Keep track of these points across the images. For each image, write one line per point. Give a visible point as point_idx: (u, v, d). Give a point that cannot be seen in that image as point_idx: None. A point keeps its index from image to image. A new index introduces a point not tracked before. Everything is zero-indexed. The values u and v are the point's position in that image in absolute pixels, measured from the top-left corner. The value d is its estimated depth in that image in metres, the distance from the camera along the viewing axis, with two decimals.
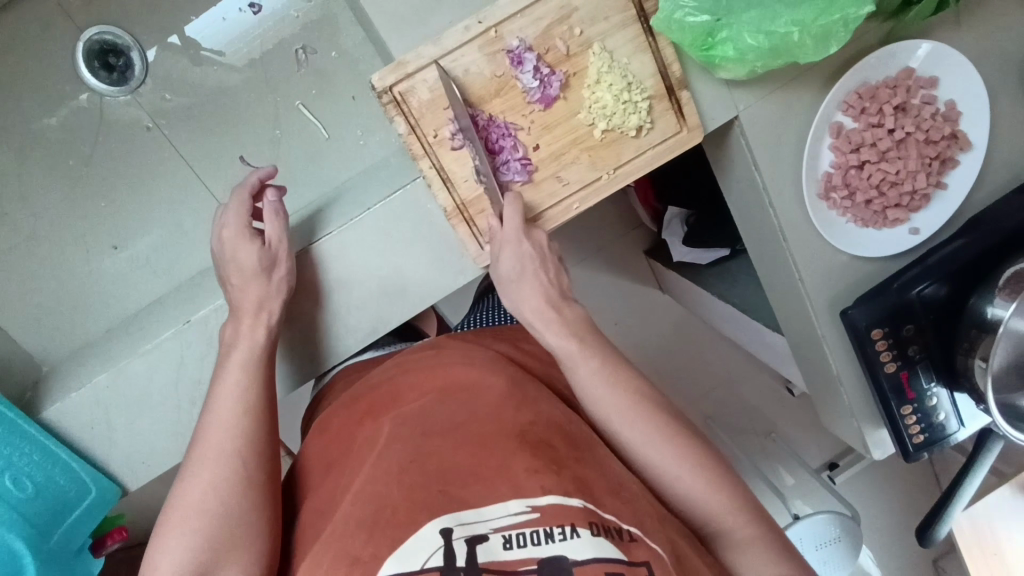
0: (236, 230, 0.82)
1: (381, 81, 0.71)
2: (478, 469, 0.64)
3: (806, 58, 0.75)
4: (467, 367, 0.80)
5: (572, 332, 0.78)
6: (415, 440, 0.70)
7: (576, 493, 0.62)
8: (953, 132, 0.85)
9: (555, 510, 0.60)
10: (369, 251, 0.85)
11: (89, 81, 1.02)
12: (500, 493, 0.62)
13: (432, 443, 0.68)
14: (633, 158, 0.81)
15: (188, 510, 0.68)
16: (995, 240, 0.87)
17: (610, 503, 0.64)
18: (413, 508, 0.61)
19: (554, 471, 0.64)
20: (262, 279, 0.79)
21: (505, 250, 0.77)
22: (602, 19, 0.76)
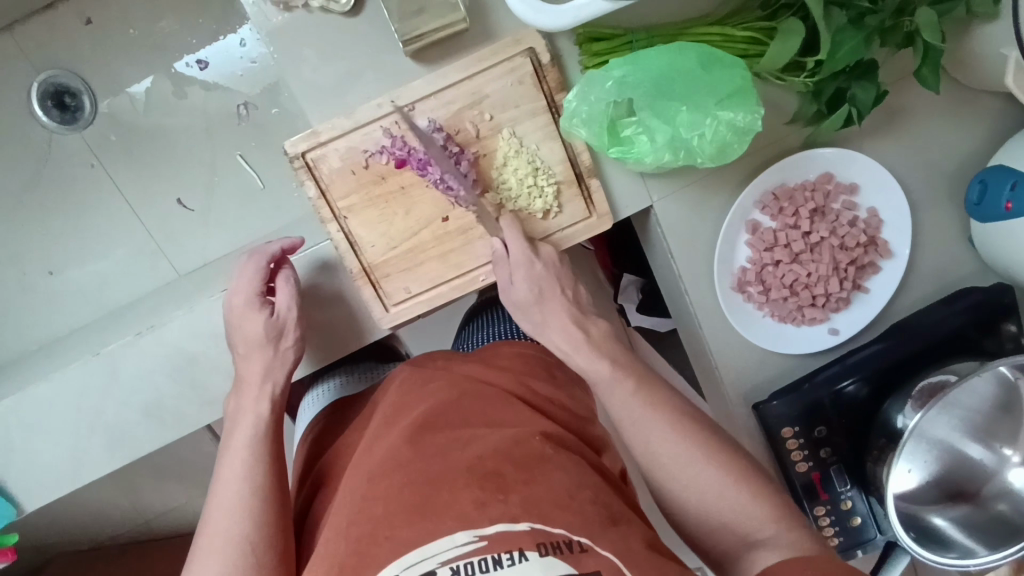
0: (247, 296, 0.72)
1: (287, 145, 0.65)
2: (422, 509, 0.55)
3: (704, 164, 0.67)
4: (427, 390, 0.71)
5: (603, 353, 0.71)
6: (360, 487, 0.61)
7: (523, 516, 0.53)
8: (873, 238, 0.80)
9: (501, 535, 0.51)
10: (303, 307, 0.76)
11: (44, 117, 0.79)
12: (445, 530, 0.52)
13: (379, 484, 0.59)
14: (541, 239, 0.74)
15: (218, 539, 0.64)
16: (916, 346, 0.81)
17: (561, 519, 0.54)
18: (365, 563, 0.53)
19: (501, 498, 0.55)
20: (267, 350, 0.71)
21: (516, 275, 0.71)
22: (512, 107, 0.69)
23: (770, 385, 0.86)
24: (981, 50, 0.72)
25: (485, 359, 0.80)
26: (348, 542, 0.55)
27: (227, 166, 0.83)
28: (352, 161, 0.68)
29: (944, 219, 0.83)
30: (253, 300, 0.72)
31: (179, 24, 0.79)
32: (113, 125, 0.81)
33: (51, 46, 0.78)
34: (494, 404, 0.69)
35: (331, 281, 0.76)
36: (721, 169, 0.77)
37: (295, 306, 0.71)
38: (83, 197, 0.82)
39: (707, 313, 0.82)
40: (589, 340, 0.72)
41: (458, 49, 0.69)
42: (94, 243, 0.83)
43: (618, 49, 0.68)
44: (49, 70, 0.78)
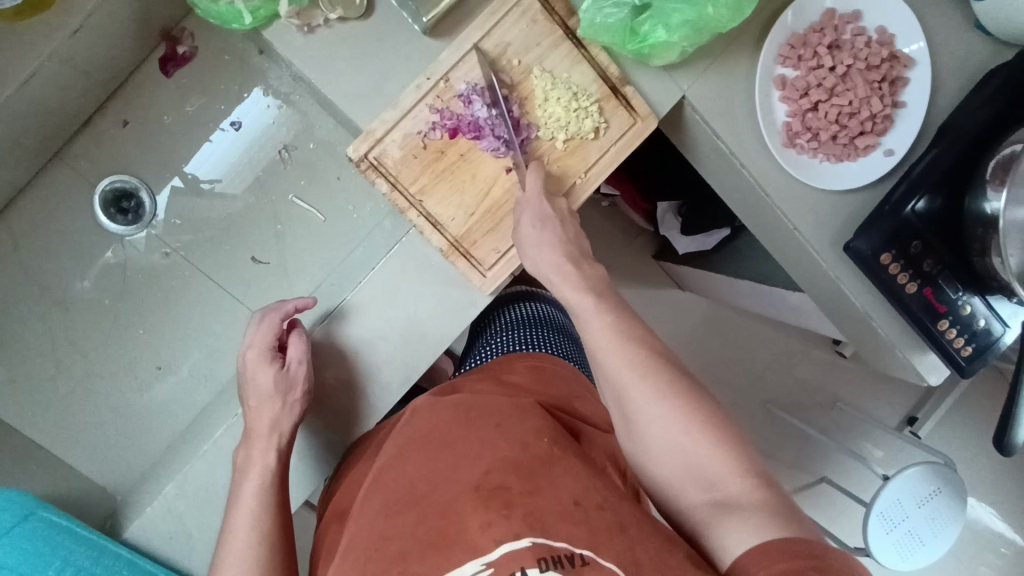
0: (259, 352, 0.74)
1: (351, 149, 0.69)
2: (434, 539, 0.56)
3: (727, 25, 0.69)
4: (429, 415, 0.72)
5: (588, 287, 0.71)
6: (376, 521, 0.62)
7: (527, 532, 0.54)
8: (891, 54, 0.83)
9: (505, 558, 0.53)
10: (380, 322, 0.79)
11: (110, 225, 0.83)
12: (456, 560, 0.54)
13: (395, 519, 0.61)
14: (600, 158, 0.77)
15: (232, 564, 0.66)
16: (969, 139, 0.84)
17: (566, 529, 0.55)
18: None
19: (505, 514, 0.55)
20: (276, 402, 0.73)
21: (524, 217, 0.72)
22: (534, 46, 0.73)
23: (848, 227, 0.89)
24: None
25: (486, 380, 0.81)
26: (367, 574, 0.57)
27: (287, 213, 0.87)
28: (411, 146, 0.72)
29: (947, 16, 0.86)
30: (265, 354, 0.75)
31: (203, 100, 0.83)
32: (174, 212, 0.85)
33: (98, 160, 0.82)
34: (500, 414, 0.70)
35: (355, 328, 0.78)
36: (733, 42, 0.81)
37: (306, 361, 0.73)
38: (169, 288, 0.86)
39: (768, 179, 0.85)
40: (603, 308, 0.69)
41: (470, 13, 0.73)
42: (191, 327, 0.87)
43: None
44: (114, 174, 0.82)
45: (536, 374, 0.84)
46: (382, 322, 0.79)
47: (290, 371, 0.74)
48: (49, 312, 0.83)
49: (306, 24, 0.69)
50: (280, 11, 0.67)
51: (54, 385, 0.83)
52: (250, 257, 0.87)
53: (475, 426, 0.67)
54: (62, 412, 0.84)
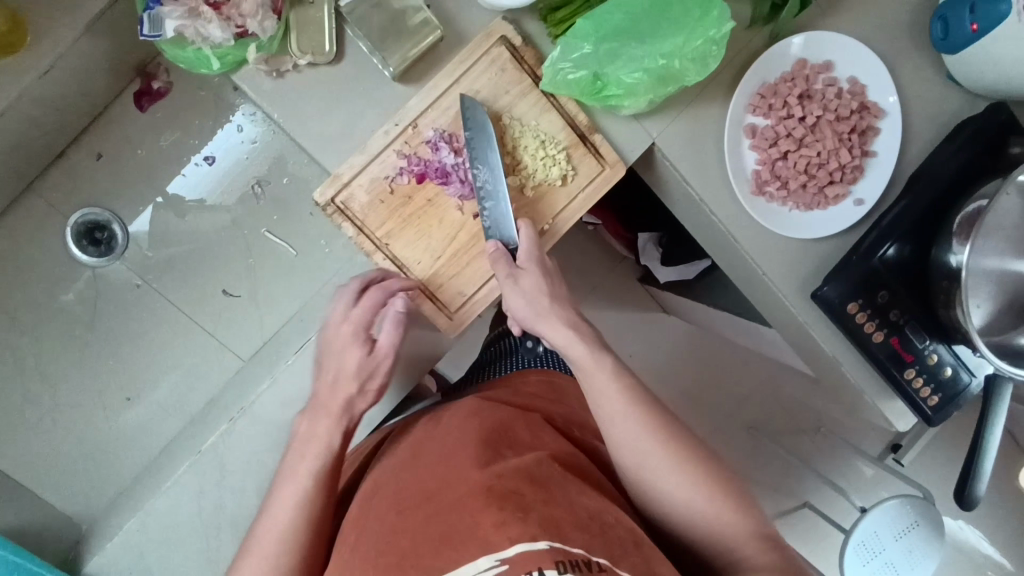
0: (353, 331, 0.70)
1: (317, 194, 0.69)
2: (447, 537, 0.55)
3: (694, 79, 0.69)
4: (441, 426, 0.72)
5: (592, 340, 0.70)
6: (387, 518, 0.61)
7: (543, 535, 0.52)
8: (862, 104, 0.84)
9: (521, 556, 0.51)
10: None
11: (81, 255, 0.84)
12: (467, 559, 0.53)
13: (408, 515, 0.59)
14: (568, 204, 0.77)
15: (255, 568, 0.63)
16: (935, 192, 0.85)
17: (579, 537, 0.54)
18: None
19: (521, 515, 0.54)
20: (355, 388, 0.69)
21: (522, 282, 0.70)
22: (503, 94, 0.74)
23: (818, 273, 0.89)
24: None
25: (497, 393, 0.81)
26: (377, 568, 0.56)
27: (259, 246, 0.88)
28: (378, 190, 0.73)
29: (919, 67, 0.87)
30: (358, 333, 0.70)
31: (177, 134, 0.84)
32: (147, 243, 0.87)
33: (72, 191, 0.83)
34: (510, 428, 0.70)
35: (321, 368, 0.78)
36: (704, 90, 0.82)
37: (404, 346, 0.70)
38: (141, 318, 0.87)
39: (738, 225, 0.85)
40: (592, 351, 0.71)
41: (440, 59, 0.73)
42: (161, 358, 0.87)
43: (578, 10, 0.71)
44: (86, 206, 0.83)
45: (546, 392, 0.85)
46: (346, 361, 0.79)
47: (375, 351, 0.70)
48: (19, 341, 0.84)
49: (274, 69, 0.69)
50: (248, 57, 0.66)
51: (22, 413, 0.84)
52: (221, 289, 0.87)
53: (488, 438, 0.67)
54: (29, 441, 0.84)
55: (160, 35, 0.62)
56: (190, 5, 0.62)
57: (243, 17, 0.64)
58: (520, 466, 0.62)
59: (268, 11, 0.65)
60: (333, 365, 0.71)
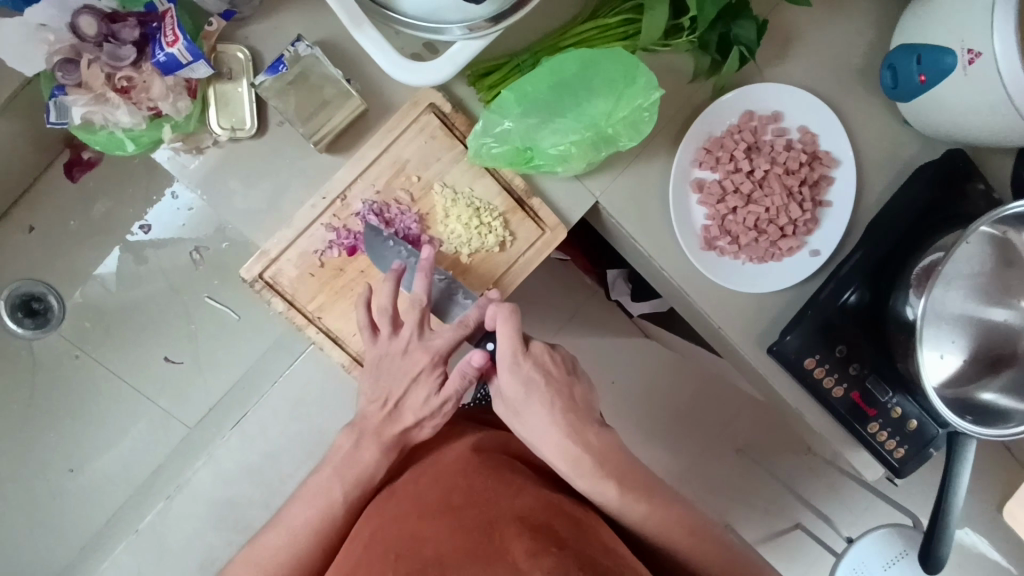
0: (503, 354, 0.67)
1: (241, 272, 0.67)
2: (473, 553, 0.53)
3: (626, 145, 0.67)
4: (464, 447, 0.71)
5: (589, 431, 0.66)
6: (405, 523, 0.59)
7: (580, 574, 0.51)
8: (813, 154, 0.81)
9: None
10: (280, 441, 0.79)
11: (17, 329, 0.83)
12: None
13: (432, 521, 0.57)
14: (507, 270, 0.74)
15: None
16: (893, 240, 0.82)
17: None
18: None
19: (556, 550, 0.53)
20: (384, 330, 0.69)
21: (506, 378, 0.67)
22: (434, 161, 0.71)
23: (775, 325, 0.86)
24: None
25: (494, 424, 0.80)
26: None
27: (199, 311, 0.86)
28: (306, 264, 0.70)
29: (874, 112, 0.84)
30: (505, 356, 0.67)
31: (112, 201, 0.84)
32: (86, 313, 0.85)
33: (11, 263, 0.82)
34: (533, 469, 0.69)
35: None
36: (647, 145, 0.79)
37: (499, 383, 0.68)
38: (82, 388, 0.85)
39: (690, 280, 0.83)
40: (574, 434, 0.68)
41: (367, 129, 0.71)
42: (103, 427, 0.86)
43: (508, 75, 0.70)
44: (21, 279, 0.83)
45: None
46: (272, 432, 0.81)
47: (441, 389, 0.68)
48: None
49: (194, 147, 0.67)
50: (163, 137, 0.65)
51: None
52: (162, 356, 0.86)
53: (516, 473, 0.66)
54: None
55: (68, 122, 0.61)
56: (96, 91, 0.61)
57: (153, 100, 0.63)
58: (551, 504, 0.61)
59: (180, 91, 0.63)
60: (391, 390, 0.68)
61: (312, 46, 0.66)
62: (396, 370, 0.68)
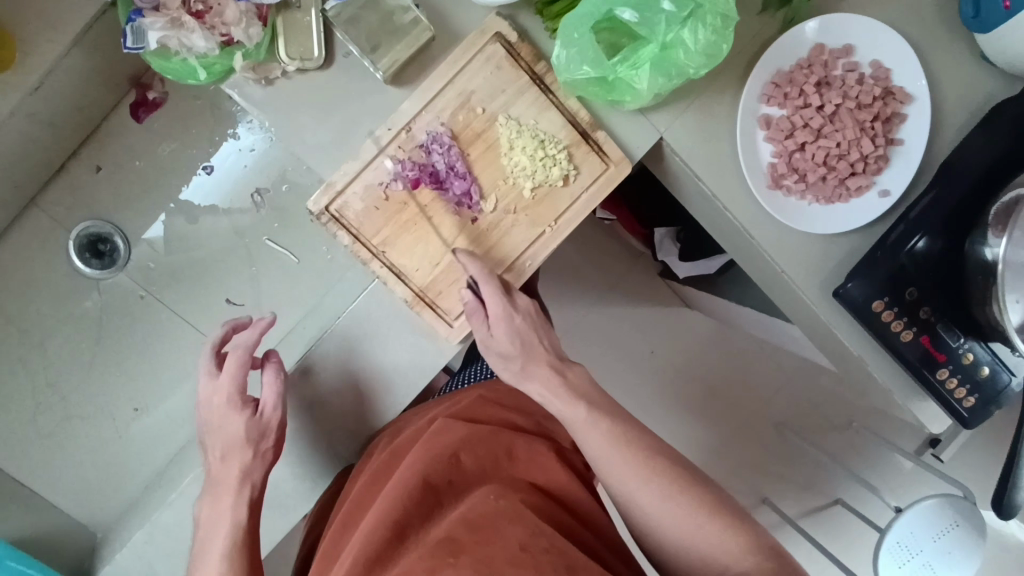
0: (499, 303, 0.70)
1: (309, 203, 0.67)
2: None
3: (699, 72, 0.67)
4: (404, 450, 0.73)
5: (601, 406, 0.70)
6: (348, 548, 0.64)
7: None
8: (886, 89, 0.78)
9: None
10: (339, 391, 0.76)
11: (85, 269, 0.85)
12: None
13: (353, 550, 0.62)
14: (571, 206, 0.74)
15: None
16: (964, 187, 0.79)
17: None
18: None
19: (452, 561, 0.56)
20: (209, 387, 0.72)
21: (497, 329, 0.71)
22: (500, 93, 0.71)
23: (842, 268, 0.84)
24: None
25: (468, 399, 0.81)
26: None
27: (260, 254, 0.87)
28: (374, 195, 0.70)
29: (950, 48, 0.81)
30: (501, 304, 0.70)
31: (177, 142, 0.85)
32: (150, 254, 0.87)
33: (79, 204, 0.84)
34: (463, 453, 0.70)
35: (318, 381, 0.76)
36: (714, 80, 0.77)
37: (491, 330, 0.72)
38: (148, 329, 0.87)
39: (755, 221, 0.81)
40: (565, 382, 0.73)
41: (433, 61, 0.70)
42: (168, 367, 0.88)
43: (577, 2, 0.68)
44: (88, 219, 0.84)
45: (516, 399, 0.82)
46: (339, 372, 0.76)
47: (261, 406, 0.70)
48: (34, 352, 0.85)
49: (263, 78, 0.67)
50: (235, 66, 0.65)
51: (39, 422, 0.85)
52: (224, 299, 0.87)
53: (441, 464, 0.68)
54: (44, 451, 0.85)
55: (144, 47, 0.61)
56: (172, 15, 0.61)
57: (227, 26, 0.63)
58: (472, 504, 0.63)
59: (253, 17, 0.64)
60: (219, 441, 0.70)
61: None
62: (220, 425, 0.71)
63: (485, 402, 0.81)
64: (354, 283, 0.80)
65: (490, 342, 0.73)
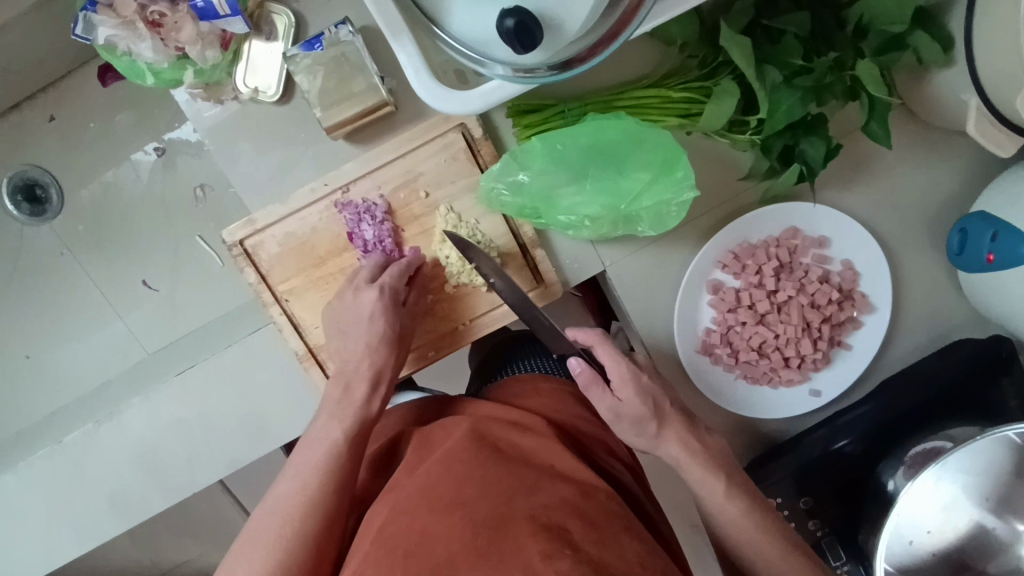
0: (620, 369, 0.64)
1: (221, 236, 0.65)
2: (487, 553, 0.47)
3: (643, 232, 0.64)
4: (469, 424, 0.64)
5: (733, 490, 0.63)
6: (419, 509, 0.53)
7: None
8: (847, 293, 0.75)
9: None
10: (208, 422, 0.74)
11: (13, 212, 0.86)
12: None
13: (433, 509, 0.52)
14: (489, 312, 0.70)
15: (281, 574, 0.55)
16: (916, 401, 0.74)
17: None
18: None
19: (571, 552, 0.47)
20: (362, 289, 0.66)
21: (622, 391, 0.64)
22: (448, 183, 0.68)
23: (753, 451, 0.81)
24: (930, 102, 0.66)
25: (532, 398, 0.73)
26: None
27: (188, 247, 0.87)
28: (293, 246, 0.68)
29: (930, 267, 0.76)
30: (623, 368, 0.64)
31: (135, 116, 0.85)
32: (81, 216, 0.87)
33: (26, 152, 0.84)
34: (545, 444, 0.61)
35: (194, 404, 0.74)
36: (675, 230, 0.74)
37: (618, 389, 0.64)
38: (60, 286, 0.87)
39: (677, 378, 0.78)
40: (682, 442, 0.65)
41: (387, 130, 0.68)
42: (70, 328, 0.88)
43: (550, 119, 0.65)
44: (27, 164, 0.85)
45: (563, 400, 0.73)
46: (217, 401, 0.74)
47: (406, 300, 0.67)
48: None
49: (214, 98, 0.65)
50: (184, 80, 0.64)
51: None
52: (141, 279, 0.87)
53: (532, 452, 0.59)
54: None
55: (90, 40, 0.61)
56: (127, 18, 0.61)
57: (181, 42, 0.62)
58: (571, 493, 0.54)
59: (211, 41, 0.62)
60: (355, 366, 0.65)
61: (355, 34, 0.63)
62: (354, 314, 0.65)
63: (558, 408, 0.71)
64: (261, 315, 0.78)
65: (614, 409, 0.65)
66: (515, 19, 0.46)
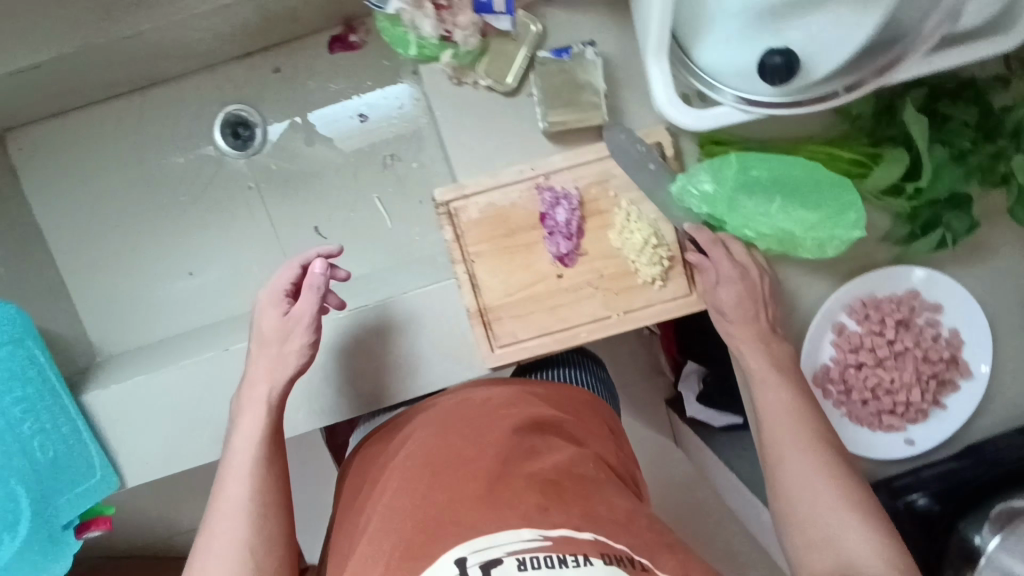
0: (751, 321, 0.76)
1: (438, 193, 0.75)
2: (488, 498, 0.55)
3: (803, 255, 0.75)
4: (470, 403, 0.72)
5: None
6: (422, 474, 0.61)
7: (587, 526, 0.53)
8: (953, 356, 0.84)
9: (566, 538, 0.51)
10: (367, 354, 0.82)
11: (220, 141, 0.97)
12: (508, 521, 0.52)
13: (432, 474, 0.60)
14: (644, 308, 0.79)
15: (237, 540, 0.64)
16: (1002, 469, 0.85)
17: (624, 536, 0.55)
18: (430, 533, 0.53)
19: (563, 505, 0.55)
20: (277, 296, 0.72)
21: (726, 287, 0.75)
22: (635, 188, 0.77)
23: None
24: None
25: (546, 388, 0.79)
26: (403, 527, 0.55)
27: (363, 204, 0.98)
28: (490, 213, 0.78)
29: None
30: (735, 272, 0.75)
31: (347, 82, 0.95)
32: (275, 158, 0.98)
33: (245, 92, 0.96)
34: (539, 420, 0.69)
35: (357, 336, 0.81)
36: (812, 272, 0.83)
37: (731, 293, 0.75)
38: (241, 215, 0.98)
39: None
40: None
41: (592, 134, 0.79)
42: (240, 254, 0.99)
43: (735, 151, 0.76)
44: (243, 103, 0.96)
45: (588, 406, 0.78)
46: (381, 338, 0.81)
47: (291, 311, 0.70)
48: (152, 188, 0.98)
49: (455, 77, 0.76)
50: (441, 58, 0.74)
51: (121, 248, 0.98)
52: (313, 225, 0.98)
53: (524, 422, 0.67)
54: (111, 272, 0.98)
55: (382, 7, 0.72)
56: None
57: (455, 26, 0.72)
58: (564, 461, 0.62)
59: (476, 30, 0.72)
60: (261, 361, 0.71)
61: (597, 55, 0.75)
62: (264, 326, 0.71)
63: (570, 401, 0.77)
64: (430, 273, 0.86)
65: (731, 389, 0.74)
66: (784, 58, 0.57)
